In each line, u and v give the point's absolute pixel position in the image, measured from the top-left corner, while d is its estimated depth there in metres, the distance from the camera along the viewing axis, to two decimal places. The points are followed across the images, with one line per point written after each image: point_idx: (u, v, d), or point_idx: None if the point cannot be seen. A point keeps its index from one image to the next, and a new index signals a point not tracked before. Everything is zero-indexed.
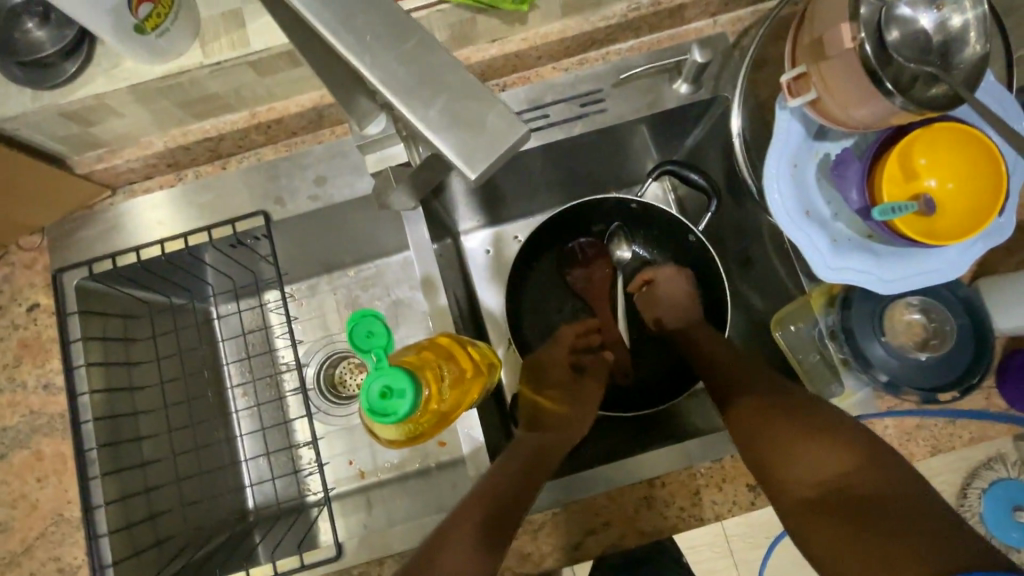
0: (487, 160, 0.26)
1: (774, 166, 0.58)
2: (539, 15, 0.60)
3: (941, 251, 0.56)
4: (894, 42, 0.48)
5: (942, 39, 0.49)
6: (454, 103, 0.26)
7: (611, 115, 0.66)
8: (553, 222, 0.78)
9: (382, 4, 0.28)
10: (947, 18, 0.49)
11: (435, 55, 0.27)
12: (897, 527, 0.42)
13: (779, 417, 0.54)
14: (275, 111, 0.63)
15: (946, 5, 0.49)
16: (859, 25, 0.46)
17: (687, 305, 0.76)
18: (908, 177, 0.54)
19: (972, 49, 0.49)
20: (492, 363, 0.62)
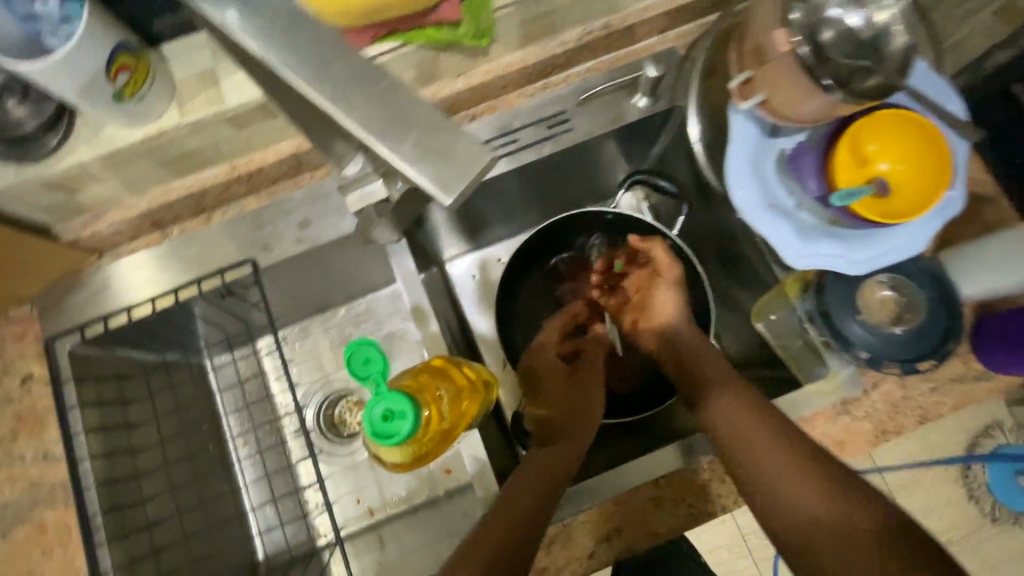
0: (463, 182, 0.28)
1: (734, 166, 0.61)
2: (499, 47, 0.63)
3: (901, 228, 0.59)
4: (826, 41, 0.52)
5: (872, 34, 0.53)
6: (428, 135, 0.29)
7: (578, 133, 0.69)
8: (531, 243, 0.80)
9: (351, 54, 0.30)
10: (874, 16, 0.53)
11: (403, 93, 0.30)
12: (847, 536, 0.45)
13: (761, 431, 0.55)
14: (254, 161, 0.65)
15: (870, 5, 0.53)
16: (792, 30, 0.50)
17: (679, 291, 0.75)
18: (861, 163, 0.57)
19: (901, 41, 0.52)
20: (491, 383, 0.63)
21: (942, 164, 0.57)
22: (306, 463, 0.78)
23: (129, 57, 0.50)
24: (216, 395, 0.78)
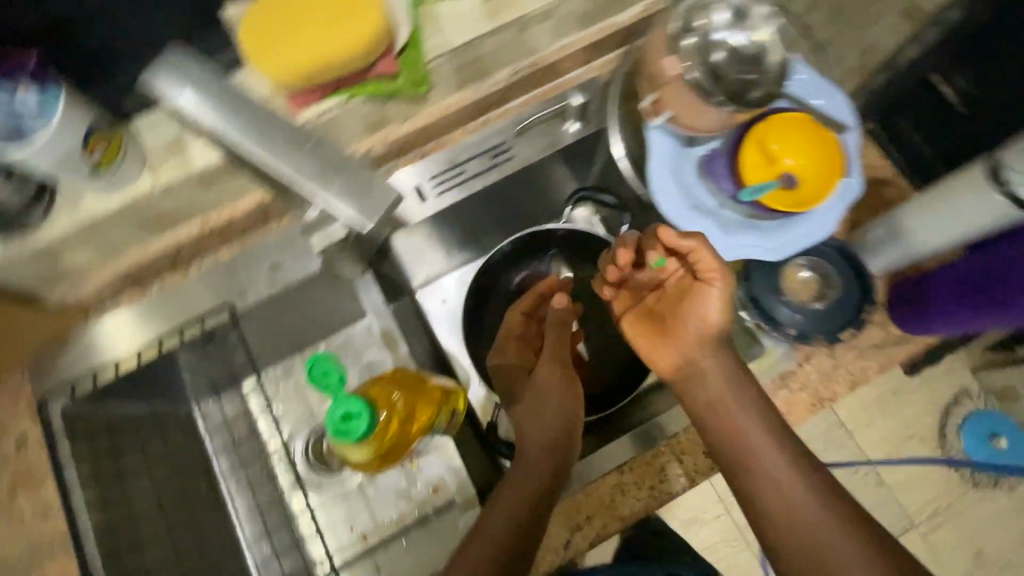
0: (377, 211, 0.57)
1: (657, 177, 0.68)
2: (438, 92, 0.70)
3: (809, 214, 0.66)
4: (717, 64, 0.60)
5: (754, 52, 0.60)
6: (350, 183, 0.56)
7: (519, 160, 0.77)
8: (492, 265, 0.88)
9: (292, 132, 0.55)
10: (755, 35, 0.60)
11: (331, 155, 0.56)
12: (842, 549, 0.52)
13: (757, 434, 0.59)
14: (224, 215, 0.70)
15: (751, 25, 0.60)
16: (682, 56, 0.59)
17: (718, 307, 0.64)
18: (766, 161, 0.64)
19: (778, 56, 0.61)
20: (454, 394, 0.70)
21: (835, 154, 0.64)
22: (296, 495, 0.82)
23: (103, 134, 0.56)
24: (206, 440, 0.82)
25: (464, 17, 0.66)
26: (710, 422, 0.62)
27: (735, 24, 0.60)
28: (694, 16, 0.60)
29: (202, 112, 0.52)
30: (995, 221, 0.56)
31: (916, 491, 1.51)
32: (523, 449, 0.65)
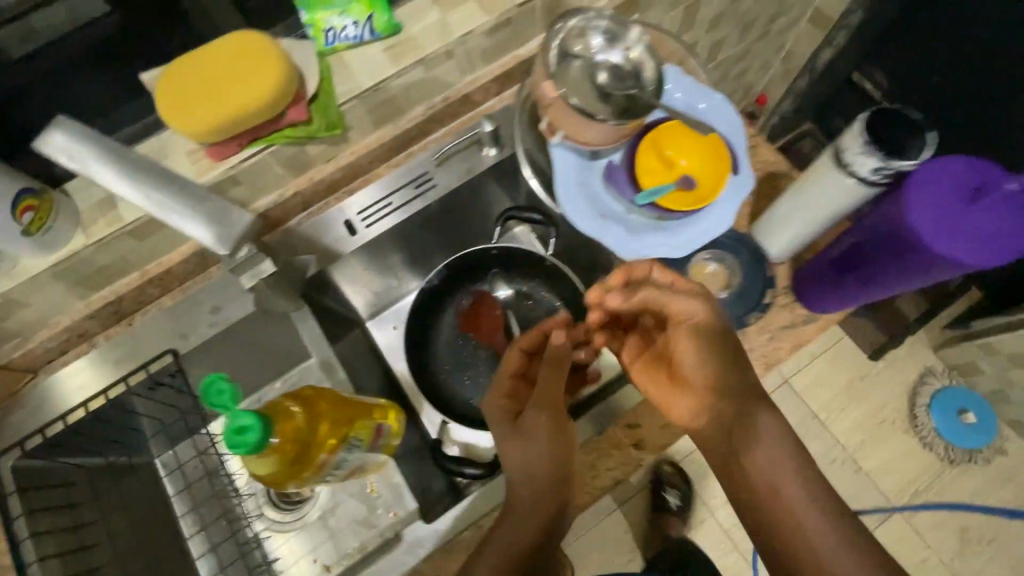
0: (229, 240, 0.52)
1: (563, 192, 0.72)
2: (356, 132, 0.76)
3: (707, 211, 0.71)
4: (602, 86, 0.65)
5: (632, 70, 0.66)
6: (202, 210, 0.52)
7: (442, 187, 0.82)
8: (435, 289, 0.94)
9: (145, 161, 0.51)
10: (631, 53, 0.66)
11: (188, 184, 0.52)
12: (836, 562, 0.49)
13: (755, 435, 0.56)
14: (162, 264, 0.74)
15: (628, 46, 0.66)
16: (560, 82, 0.65)
17: (714, 344, 0.60)
18: (657, 168, 0.70)
19: (654, 71, 0.66)
20: (388, 409, 0.67)
21: (719, 154, 0.69)
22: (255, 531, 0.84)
23: (34, 199, 0.61)
24: (168, 484, 0.86)
25: (371, 63, 0.71)
26: (730, 457, 0.57)
27: (613, 46, 0.66)
28: (571, 41, 0.66)
29: (70, 154, 0.47)
30: (852, 199, 0.60)
31: (896, 473, 1.52)
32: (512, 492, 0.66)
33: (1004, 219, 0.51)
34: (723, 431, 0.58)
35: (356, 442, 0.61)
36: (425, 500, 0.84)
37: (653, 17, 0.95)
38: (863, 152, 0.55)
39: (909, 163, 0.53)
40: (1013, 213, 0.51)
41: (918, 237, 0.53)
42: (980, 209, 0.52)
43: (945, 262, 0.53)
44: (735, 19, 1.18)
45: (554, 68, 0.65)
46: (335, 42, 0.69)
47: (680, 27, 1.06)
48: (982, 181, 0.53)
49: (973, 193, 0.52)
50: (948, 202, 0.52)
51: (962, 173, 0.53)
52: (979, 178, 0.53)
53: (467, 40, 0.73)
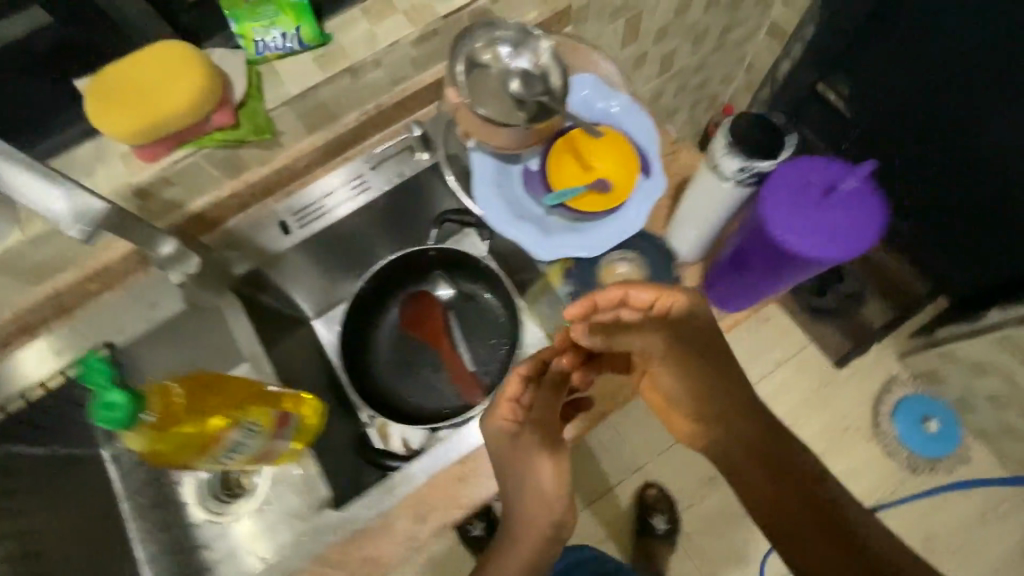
0: (84, 228, 0.51)
1: (481, 195, 0.75)
2: (288, 136, 0.79)
3: (617, 212, 0.74)
4: (513, 95, 0.69)
5: (538, 78, 0.69)
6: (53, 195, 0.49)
7: (375, 190, 0.85)
8: (373, 290, 0.96)
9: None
10: (538, 62, 0.69)
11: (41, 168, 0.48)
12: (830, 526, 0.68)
13: (766, 444, 0.72)
14: (101, 261, 0.77)
15: (535, 56, 0.69)
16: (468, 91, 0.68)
17: (694, 351, 0.67)
18: (566, 173, 0.75)
19: (560, 80, 0.70)
20: (299, 401, 0.68)
21: (625, 159, 0.74)
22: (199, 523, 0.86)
23: None
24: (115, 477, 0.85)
25: (299, 71, 0.75)
26: (765, 455, 0.72)
27: (519, 56, 0.69)
28: (484, 49, 0.69)
29: None
30: (730, 200, 0.65)
31: (859, 481, 1.53)
32: (529, 504, 0.66)
33: (846, 216, 0.59)
34: (740, 436, 0.73)
35: (255, 425, 0.60)
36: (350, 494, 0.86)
37: (590, 29, 0.99)
38: (726, 153, 0.61)
39: (768, 163, 0.61)
40: (852, 211, 0.59)
41: (778, 235, 0.59)
42: (827, 208, 0.59)
43: (800, 256, 0.59)
44: (685, 31, 1.22)
45: (464, 77, 0.68)
46: (264, 51, 0.73)
47: (623, 40, 1.10)
48: (828, 184, 0.60)
49: (822, 194, 0.60)
50: (803, 201, 0.59)
51: (812, 177, 0.61)
52: (826, 181, 0.61)
53: (394, 49, 0.77)
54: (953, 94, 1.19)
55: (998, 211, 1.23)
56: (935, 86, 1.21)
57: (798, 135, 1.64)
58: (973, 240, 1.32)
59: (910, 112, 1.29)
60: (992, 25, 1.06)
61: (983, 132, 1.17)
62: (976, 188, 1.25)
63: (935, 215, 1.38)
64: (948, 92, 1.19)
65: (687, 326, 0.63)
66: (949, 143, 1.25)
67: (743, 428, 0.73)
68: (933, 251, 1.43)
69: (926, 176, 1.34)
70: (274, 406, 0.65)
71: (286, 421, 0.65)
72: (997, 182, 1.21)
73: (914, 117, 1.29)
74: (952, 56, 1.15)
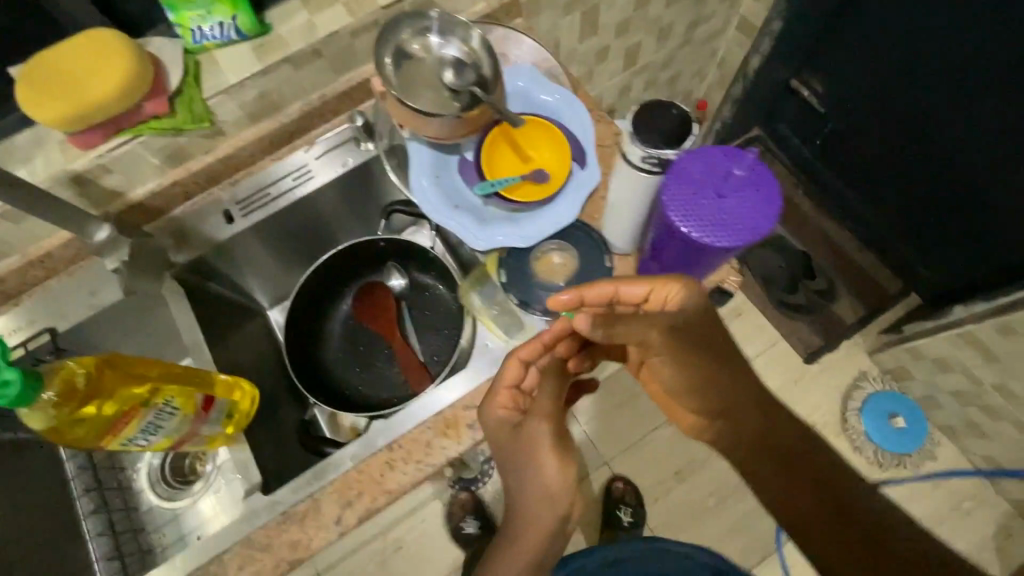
0: None
1: (417, 184, 0.76)
2: (230, 125, 0.80)
3: (550, 201, 0.75)
4: (448, 85, 0.69)
5: (468, 70, 0.70)
6: None
7: (319, 179, 0.86)
8: (323, 277, 0.97)
9: None
10: (467, 54, 0.70)
11: None
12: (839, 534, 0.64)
13: (777, 439, 0.64)
14: (43, 248, 0.77)
15: (466, 47, 0.70)
16: (392, 83, 0.68)
17: (699, 350, 0.55)
18: (501, 164, 0.77)
19: (490, 72, 0.71)
20: (231, 386, 0.70)
21: (560, 149, 0.76)
22: (151, 507, 0.89)
23: None
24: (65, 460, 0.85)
25: (238, 61, 0.76)
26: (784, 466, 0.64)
27: (448, 50, 0.70)
28: (412, 41, 0.70)
29: None
30: (641, 189, 0.69)
31: None
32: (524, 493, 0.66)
33: (743, 207, 0.56)
34: (752, 428, 0.63)
35: (174, 408, 0.61)
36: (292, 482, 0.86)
37: (543, 22, 0.99)
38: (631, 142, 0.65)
39: (672, 151, 0.64)
40: (748, 203, 0.56)
41: (671, 224, 0.57)
42: (724, 198, 0.57)
43: (694, 245, 0.57)
44: (648, 25, 1.21)
45: (391, 70, 0.69)
46: (202, 41, 0.74)
47: (580, 34, 1.11)
48: (729, 172, 0.58)
49: (721, 182, 0.57)
50: (699, 190, 0.57)
51: (712, 166, 0.58)
52: (727, 169, 0.58)
53: (333, 40, 0.78)
54: (962, 104, 1.19)
55: (1000, 215, 1.25)
56: (943, 100, 1.21)
57: (774, 131, 1.64)
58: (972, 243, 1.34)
59: (915, 119, 1.29)
60: (991, 25, 1.06)
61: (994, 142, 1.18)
62: (983, 192, 1.26)
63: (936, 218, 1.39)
64: (955, 103, 1.20)
65: (700, 324, 0.52)
66: (959, 146, 1.25)
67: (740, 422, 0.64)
68: (940, 252, 1.43)
69: (926, 176, 1.35)
70: (201, 389, 0.66)
71: (211, 407, 0.66)
72: (1001, 193, 1.22)
73: (918, 126, 1.29)
74: (958, 58, 1.14)
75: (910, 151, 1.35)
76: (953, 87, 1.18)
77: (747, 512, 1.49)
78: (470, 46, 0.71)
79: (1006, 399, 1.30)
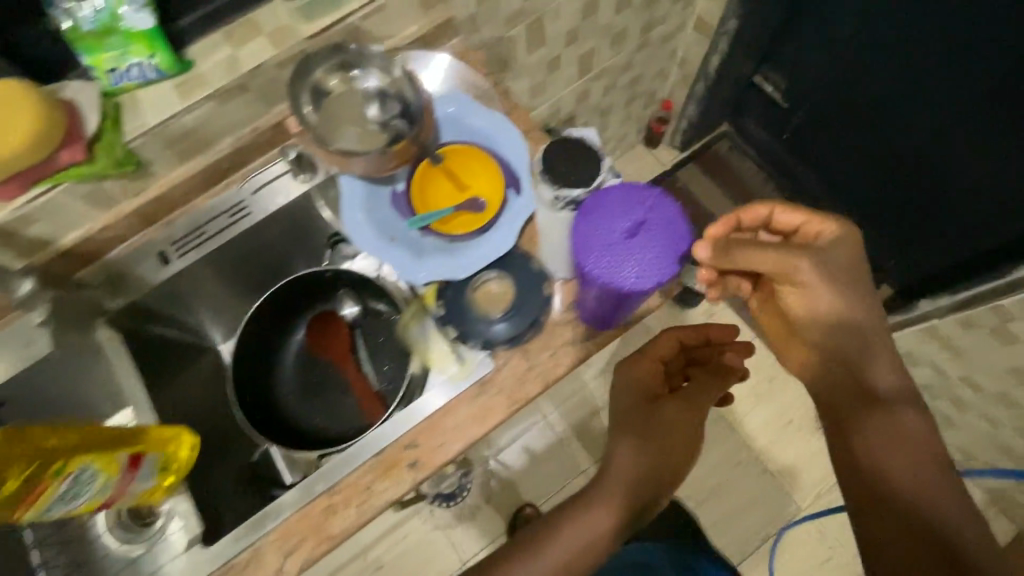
0: None
1: (349, 219, 0.74)
2: (158, 164, 0.78)
3: (486, 230, 0.74)
4: (372, 121, 0.69)
5: (386, 100, 0.69)
6: None
7: (256, 216, 0.84)
8: (269, 309, 0.94)
9: None
10: (386, 84, 0.69)
11: None
12: (906, 492, 0.62)
13: (856, 395, 0.70)
14: None
15: (385, 78, 0.69)
16: (315, 125, 0.67)
17: (846, 287, 0.69)
18: (437, 193, 0.75)
19: (412, 98, 0.70)
20: (177, 436, 0.68)
21: (493, 175, 0.75)
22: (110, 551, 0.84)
23: None
24: None
25: (157, 101, 0.74)
26: (862, 423, 0.68)
27: (366, 82, 0.69)
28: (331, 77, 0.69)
29: None
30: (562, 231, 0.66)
31: (804, 472, 1.51)
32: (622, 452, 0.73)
33: (648, 256, 0.56)
34: (837, 376, 0.72)
35: (94, 471, 0.61)
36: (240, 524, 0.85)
37: (484, 38, 0.97)
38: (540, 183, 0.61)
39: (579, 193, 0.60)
40: (653, 250, 0.56)
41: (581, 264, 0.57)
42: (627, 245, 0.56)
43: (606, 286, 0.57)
44: (598, 31, 1.19)
45: (313, 110, 0.68)
46: (121, 82, 0.72)
47: (528, 46, 1.08)
48: (636, 216, 0.57)
49: (625, 228, 0.56)
50: (602, 236, 0.56)
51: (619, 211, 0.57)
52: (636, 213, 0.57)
53: (258, 73, 0.75)
54: (959, 110, 1.15)
55: (982, 215, 1.24)
56: (947, 101, 1.16)
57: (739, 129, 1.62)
58: (949, 242, 1.34)
59: (900, 119, 1.26)
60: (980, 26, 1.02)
61: (980, 145, 1.16)
62: (956, 194, 1.26)
63: (914, 214, 1.38)
64: (958, 105, 1.15)
65: (848, 258, 0.69)
66: (950, 153, 1.22)
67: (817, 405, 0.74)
68: (917, 246, 1.42)
69: (900, 170, 1.34)
70: (128, 447, 0.65)
71: (140, 464, 0.65)
72: (996, 199, 1.19)
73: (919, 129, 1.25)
74: (956, 56, 1.09)
75: (910, 156, 1.30)
76: (937, 90, 1.15)
77: (725, 513, 1.49)
78: (391, 77, 0.70)
79: (974, 391, 1.29)
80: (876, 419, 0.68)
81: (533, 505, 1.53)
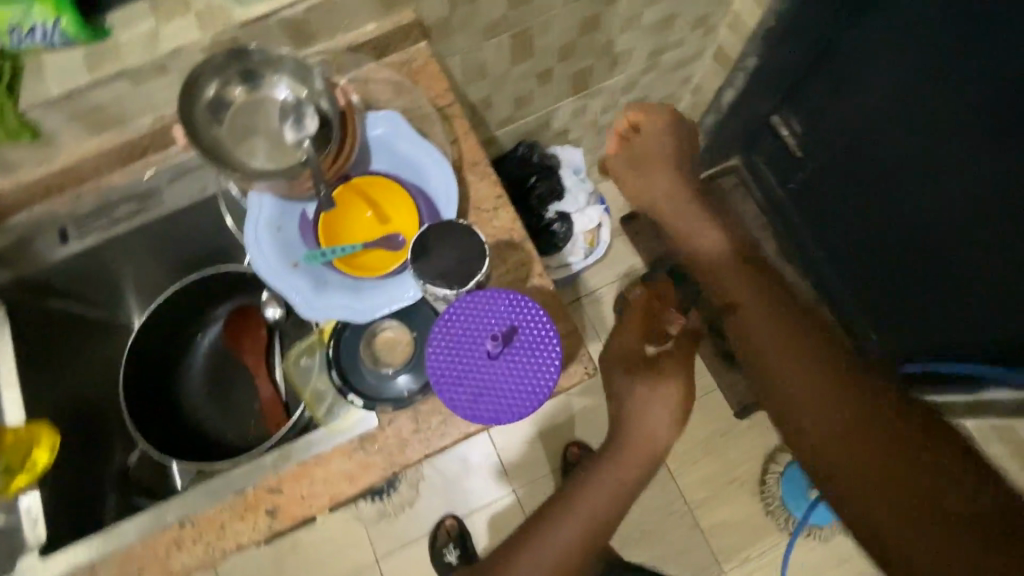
0: None
1: (252, 238, 0.67)
2: (61, 137, 0.71)
3: (398, 275, 0.67)
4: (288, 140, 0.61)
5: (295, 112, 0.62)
6: None
7: (168, 205, 0.79)
8: (182, 300, 0.90)
9: None
10: (297, 93, 0.63)
11: None
12: (899, 450, 0.58)
13: (798, 367, 0.70)
14: None
15: (295, 86, 0.63)
16: (220, 147, 0.62)
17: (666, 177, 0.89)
18: (356, 224, 0.69)
19: (324, 105, 0.62)
20: (35, 430, 0.70)
21: (416, 215, 0.68)
22: None
23: None
24: None
25: (63, 71, 0.66)
26: (822, 395, 0.66)
27: (274, 94, 0.64)
28: (232, 85, 0.63)
29: None
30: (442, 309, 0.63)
31: (733, 536, 1.47)
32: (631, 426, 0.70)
33: (520, 372, 0.57)
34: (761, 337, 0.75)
35: None
36: (113, 518, 0.83)
37: (458, 45, 0.88)
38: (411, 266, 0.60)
39: (449, 291, 0.58)
40: (525, 366, 0.57)
41: (469, 372, 0.58)
42: (495, 360, 0.58)
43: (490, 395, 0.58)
44: (596, 49, 1.08)
45: (220, 125, 0.63)
46: (23, 43, 0.64)
47: (513, 57, 0.98)
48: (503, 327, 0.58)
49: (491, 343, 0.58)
50: (467, 353, 0.58)
51: (484, 321, 0.58)
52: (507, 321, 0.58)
53: (179, 56, 0.67)
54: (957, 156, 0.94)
55: (988, 282, 0.99)
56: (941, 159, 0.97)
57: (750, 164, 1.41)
58: (946, 325, 1.10)
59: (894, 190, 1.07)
60: (974, 98, 0.87)
61: (986, 199, 0.93)
62: (951, 259, 1.04)
63: (908, 292, 1.16)
64: (962, 182, 0.96)
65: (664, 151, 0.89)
66: (937, 227, 1.03)
67: (793, 383, 0.68)
68: None
69: (894, 230, 1.12)
70: None
71: None
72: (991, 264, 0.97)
73: (903, 209, 1.07)
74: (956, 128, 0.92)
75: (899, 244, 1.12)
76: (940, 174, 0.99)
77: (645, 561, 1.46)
78: (302, 82, 0.63)
79: None
80: (880, 393, 0.64)
81: (455, 516, 1.51)
